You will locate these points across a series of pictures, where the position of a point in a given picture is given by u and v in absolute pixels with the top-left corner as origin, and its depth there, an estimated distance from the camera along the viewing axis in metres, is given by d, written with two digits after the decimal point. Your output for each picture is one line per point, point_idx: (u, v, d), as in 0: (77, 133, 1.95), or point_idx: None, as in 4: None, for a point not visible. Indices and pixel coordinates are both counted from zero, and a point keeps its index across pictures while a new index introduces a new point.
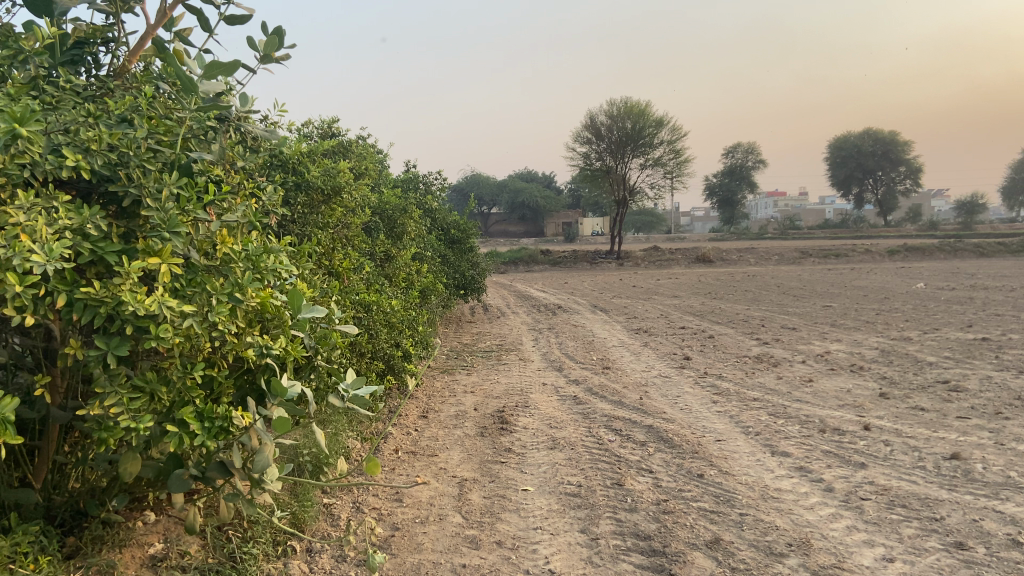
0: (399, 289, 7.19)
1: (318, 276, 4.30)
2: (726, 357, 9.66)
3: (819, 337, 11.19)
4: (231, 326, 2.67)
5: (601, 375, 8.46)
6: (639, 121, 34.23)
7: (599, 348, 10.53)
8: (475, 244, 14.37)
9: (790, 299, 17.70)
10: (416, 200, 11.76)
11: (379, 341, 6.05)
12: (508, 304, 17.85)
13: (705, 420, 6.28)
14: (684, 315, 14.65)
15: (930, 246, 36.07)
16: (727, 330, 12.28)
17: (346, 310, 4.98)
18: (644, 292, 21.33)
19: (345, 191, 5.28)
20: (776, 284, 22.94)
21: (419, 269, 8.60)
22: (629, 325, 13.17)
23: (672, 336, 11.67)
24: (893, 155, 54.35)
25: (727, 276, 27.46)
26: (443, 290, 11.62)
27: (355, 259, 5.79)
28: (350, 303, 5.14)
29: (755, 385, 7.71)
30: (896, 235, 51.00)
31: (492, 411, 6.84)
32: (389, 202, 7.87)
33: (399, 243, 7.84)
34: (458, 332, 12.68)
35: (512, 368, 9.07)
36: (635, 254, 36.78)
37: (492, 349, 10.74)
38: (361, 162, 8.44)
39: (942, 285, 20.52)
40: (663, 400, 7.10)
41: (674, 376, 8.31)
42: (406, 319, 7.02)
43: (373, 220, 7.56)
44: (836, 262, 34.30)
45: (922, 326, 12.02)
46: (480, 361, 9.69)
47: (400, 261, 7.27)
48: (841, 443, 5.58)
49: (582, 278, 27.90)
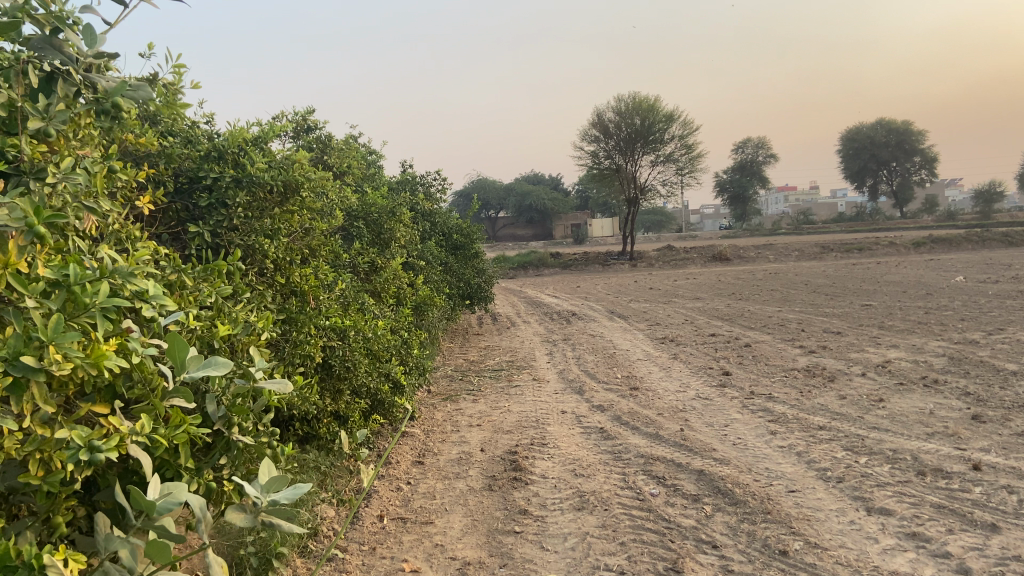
0: (386, 308, 6.02)
1: (246, 305, 3.12)
2: (772, 370, 8.41)
3: (870, 343, 9.90)
4: (13, 418, 1.49)
5: (630, 398, 7.23)
6: (649, 117, 32.98)
7: (623, 363, 9.30)
8: (481, 249, 13.21)
9: (824, 299, 16.38)
10: (413, 204, 10.61)
11: (359, 375, 4.88)
12: (519, 313, 16.66)
13: (769, 461, 5.03)
14: (711, 320, 13.41)
15: (957, 236, 34.58)
16: (763, 337, 11.01)
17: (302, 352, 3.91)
18: (663, 294, 20.10)
19: (304, 189, 4.12)
20: (802, 283, 21.64)
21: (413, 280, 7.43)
22: (653, 334, 11.93)
23: (703, 346, 10.43)
24: (910, 145, 52.86)
25: (748, 274, 26.15)
26: (444, 302, 10.45)
27: (325, 275, 4.61)
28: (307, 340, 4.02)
29: (816, 408, 6.45)
30: (916, 227, 49.47)
31: (503, 452, 5.62)
32: (374, 204, 6.68)
33: (386, 252, 6.64)
34: (465, 347, 11.49)
35: (525, 392, 7.86)
36: (649, 254, 35.52)
37: (502, 367, 9.51)
38: (342, 160, 7.26)
39: (983, 279, 19.17)
40: (709, 432, 5.86)
41: (716, 398, 7.07)
42: (396, 344, 5.85)
43: (352, 226, 6.41)
44: (859, 256, 32.89)
45: (984, 325, 10.71)
46: (489, 383, 8.49)
47: (388, 270, 6.08)
48: (951, 491, 4.32)
49: (596, 282, 26.65)
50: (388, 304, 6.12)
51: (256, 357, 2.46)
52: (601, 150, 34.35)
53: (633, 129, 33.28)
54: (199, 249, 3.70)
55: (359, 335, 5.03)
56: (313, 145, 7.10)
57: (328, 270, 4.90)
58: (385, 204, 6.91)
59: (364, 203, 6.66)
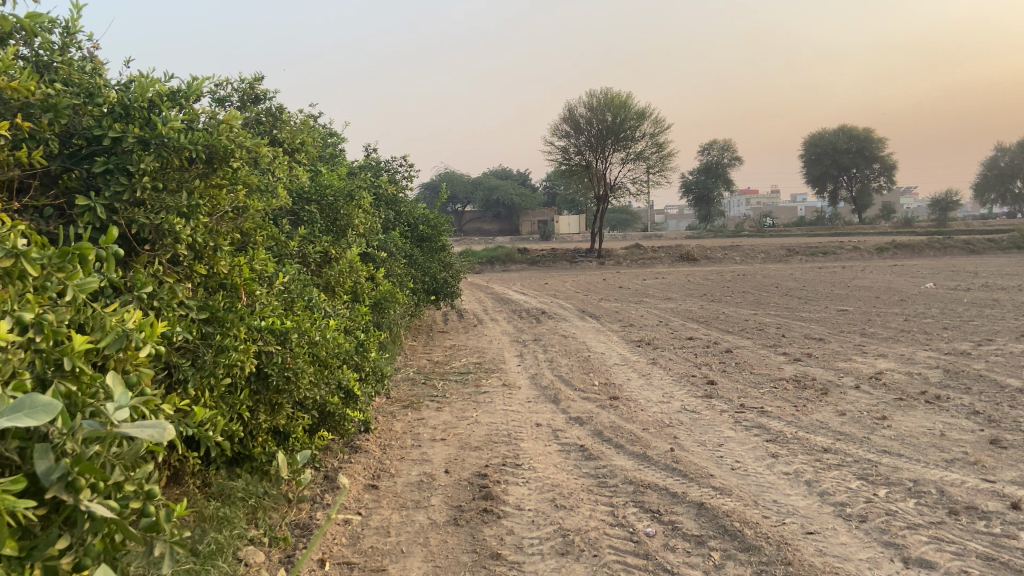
0: (337, 306, 5.24)
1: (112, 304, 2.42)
2: (759, 379, 7.81)
3: (858, 352, 9.38)
4: None
5: (610, 410, 6.54)
6: (620, 113, 32.46)
7: (598, 367, 8.64)
8: (448, 241, 12.45)
9: (800, 302, 15.96)
10: (375, 190, 9.80)
11: (302, 387, 4.10)
12: (485, 309, 15.91)
13: (777, 493, 4.38)
14: (686, 323, 12.83)
15: (920, 242, 34.80)
16: (744, 342, 10.44)
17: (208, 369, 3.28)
18: (634, 293, 19.56)
19: (233, 159, 3.40)
20: (773, 284, 21.28)
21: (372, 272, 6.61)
22: (628, 336, 11.31)
23: (682, 350, 9.82)
24: (873, 151, 53.39)
25: (717, 275, 25.82)
26: (407, 298, 9.68)
27: (261, 265, 3.91)
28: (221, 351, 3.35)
29: (817, 427, 5.85)
30: (878, 232, 49.94)
31: (471, 473, 4.90)
32: (329, 185, 5.85)
33: (342, 242, 5.87)
34: (428, 346, 10.72)
35: (494, 400, 7.12)
36: (616, 253, 35.04)
37: (467, 370, 8.77)
38: (295, 136, 6.44)
39: (954, 285, 19.01)
40: (703, 453, 5.20)
41: (704, 412, 6.42)
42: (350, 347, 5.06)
43: (301, 210, 5.58)
44: (825, 259, 32.86)
45: (971, 335, 10.30)
46: (454, 388, 7.74)
47: (342, 258, 5.27)
48: (996, 537, 3.72)
49: (564, 279, 26.03)
50: (342, 305, 5.33)
51: (116, 390, 1.80)
52: (571, 145, 33.76)
53: (604, 125, 32.73)
54: (89, 228, 2.92)
55: (310, 337, 4.27)
56: (262, 117, 6.26)
57: (267, 260, 4.13)
58: (343, 185, 6.09)
59: (316, 183, 5.83)
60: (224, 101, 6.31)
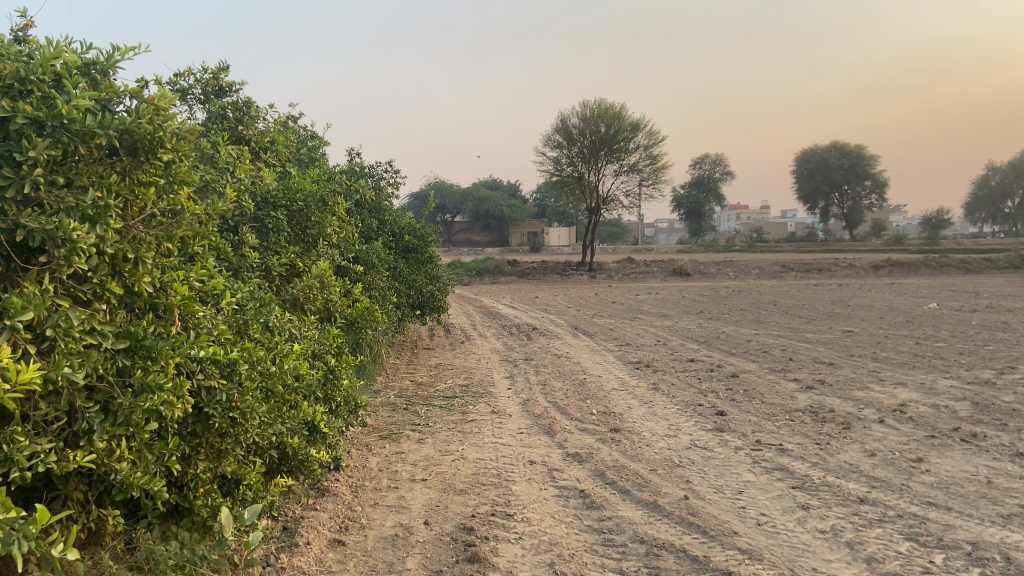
0: (301, 330, 4.54)
1: None
2: (773, 410, 7.16)
3: (873, 380, 8.76)
4: None
5: (612, 445, 5.87)
6: (614, 125, 31.96)
7: (595, 393, 7.97)
8: (435, 253, 11.76)
9: (802, 322, 15.37)
10: (358, 197, 9.13)
11: (252, 429, 3.39)
12: (473, 324, 15.24)
13: (817, 559, 3.71)
14: (685, 342, 12.20)
15: (915, 260, 34.49)
16: (749, 366, 9.80)
17: (120, 414, 2.63)
18: (628, 309, 18.94)
19: (157, 147, 2.75)
20: (770, 302, 20.74)
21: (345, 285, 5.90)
22: (625, 357, 10.65)
23: (685, 374, 9.18)
24: (865, 169, 53.22)
25: (712, 291, 25.28)
26: (389, 313, 9.01)
27: (200, 280, 3.23)
28: (131, 389, 2.69)
29: (847, 471, 5.20)
30: (869, 249, 49.71)
31: (454, 525, 4.20)
32: (299, 188, 5.14)
33: (311, 253, 5.18)
34: (412, 365, 10.03)
35: (482, 430, 6.43)
36: (608, 266, 34.50)
37: (454, 393, 8.09)
38: (265, 134, 5.76)
39: (957, 306, 18.52)
40: (722, 503, 4.53)
41: (718, 449, 5.76)
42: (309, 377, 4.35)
43: (264, 215, 4.87)
44: (819, 276, 32.41)
45: (990, 362, 9.73)
46: (438, 415, 7.04)
47: (308, 270, 4.53)
48: None
49: (554, 292, 25.38)
50: (307, 328, 4.61)
51: None
52: (564, 156, 33.22)
53: (597, 136, 32.21)
54: None
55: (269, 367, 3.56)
56: (228, 112, 5.57)
57: (209, 276, 3.43)
58: (315, 188, 5.39)
59: (285, 185, 5.12)
60: (186, 93, 5.63)
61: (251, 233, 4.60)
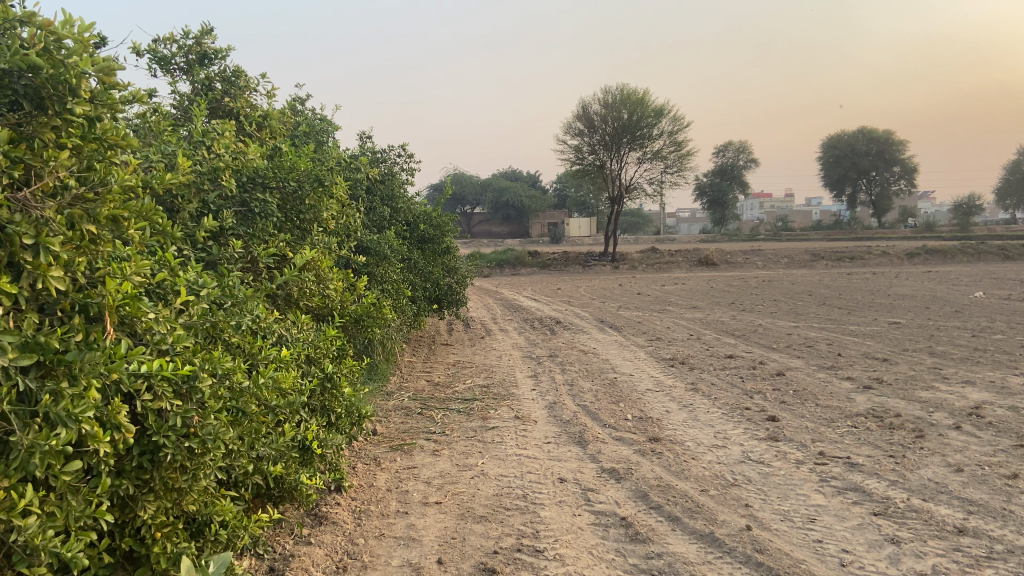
0: (290, 332, 3.86)
1: None
2: (831, 415, 6.39)
3: (937, 378, 7.94)
4: None
5: (654, 458, 5.15)
6: (637, 111, 31.06)
7: (630, 395, 7.24)
8: (453, 243, 11.07)
9: (843, 314, 14.49)
10: (368, 183, 8.47)
11: (217, 460, 2.70)
12: (494, 318, 14.54)
13: None
14: (720, 337, 11.42)
15: (951, 248, 33.25)
16: (794, 363, 9.01)
17: (17, 453, 1.96)
18: (656, 301, 18.14)
19: (55, 80, 2.11)
20: (806, 292, 19.82)
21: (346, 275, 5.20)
22: (658, 353, 9.91)
23: (725, 372, 8.42)
24: (893, 154, 51.72)
25: (741, 281, 24.37)
26: (403, 308, 8.35)
27: (143, 273, 2.54)
28: (33, 421, 2.01)
29: (933, 493, 4.44)
30: (899, 237, 48.37)
31: (473, 566, 3.49)
32: (292, 166, 4.44)
33: (303, 241, 4.48)
34: (428, 363, 9.36)
35: (506, 440, 5.74)
36: (631, 256, 33.66)
37: (474, 395, 7.39)
38: (258, 107, 5.09)
39: (1006, 295, 17.50)
40: (792, 535, 3.81)
41: (777, 464, 5.02)
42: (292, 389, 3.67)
43: (250, 198, 4.18)
44: (851, 265, 31.33)
45: None
46: (457, 421, 6.36)
47: (292, 258, 3.81)
48: None
49: (578, 283, 24.61)
50: (295, 331, 3.93)
51: None
52: (585, 144, 32.39)
53: (619, 123, 31.33)
54: None
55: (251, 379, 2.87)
56: (213, 84, 4.90)
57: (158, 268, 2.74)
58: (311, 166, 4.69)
59: (275, 162, 4.42)
60: (167, 63, 4.97)
61: (230, 218, 3.93)
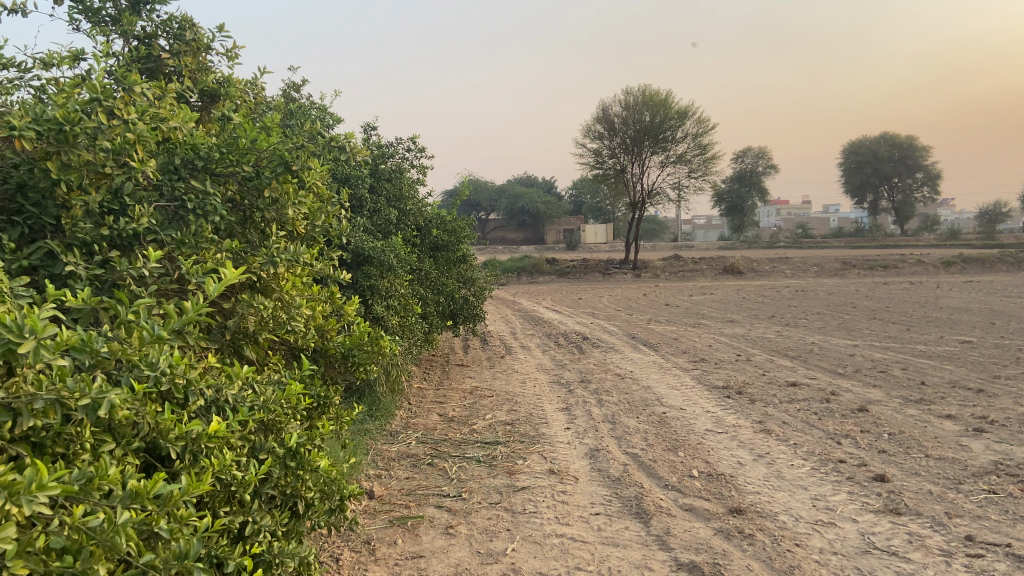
0: (232, 390, 2.58)
1: None
2: (955, 474, 5.00)
3: None
4: None
5: (747, 545, 3.81)
6: (659, 112, 29.70)
7: (688, 439, 5.88)
8: (469, 251, 9.76)
9: (901, 330, 13.03)
10: (370, 180, 7.20)
11: None
12: (514, 333, 13.23)
13: None
14: (773, 358, 10.02)
15: (990, 257, 31.53)
16: (873, 393, 7.62)
17: None
18: (687, 314, 16.73)
19: None
20: (848, 305, 18.31)
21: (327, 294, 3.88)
22: (706, 379, 8.55)
23: (795, 407, 7.04)
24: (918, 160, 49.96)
25: (772, 291, 22.91)
26: (410, 328, 7.07)
27: None
28: None
29: None
30: (928, 244, 46.59)
31: None
32: (246, 141, 3.15)
33: (259, 246, 3.15)
34: (441, 391, 8.04)
35: (541, 508, 4.41)
36: (653, 264, 32.22)
37: (497, 437, 6.06)
38: (221, 73, 3.85)
39: None
40: None
41: (919, 559, 3.66)
42: (224, 483, 2.39)
43: (181, 190, 2.91)
44: (886, 274, 29.71)
45: None
46: (476, 476, 5.03)
47: (226, 275, 2.51)
48: None
49: (599, 293, 23.23)
50: (239, 385, 2.64)
51: None
52: (605, 147, 31.07)
53: (641, 126, 29.99)
54: None
55: (111, 511, 1.66)
56: (151, 38, 3.65)
57: None
58: (279, 141, 3.37)
59: (222, 137, 3.14)
60: (92, 10, 3.72)
61: (140, 220, 2.68)
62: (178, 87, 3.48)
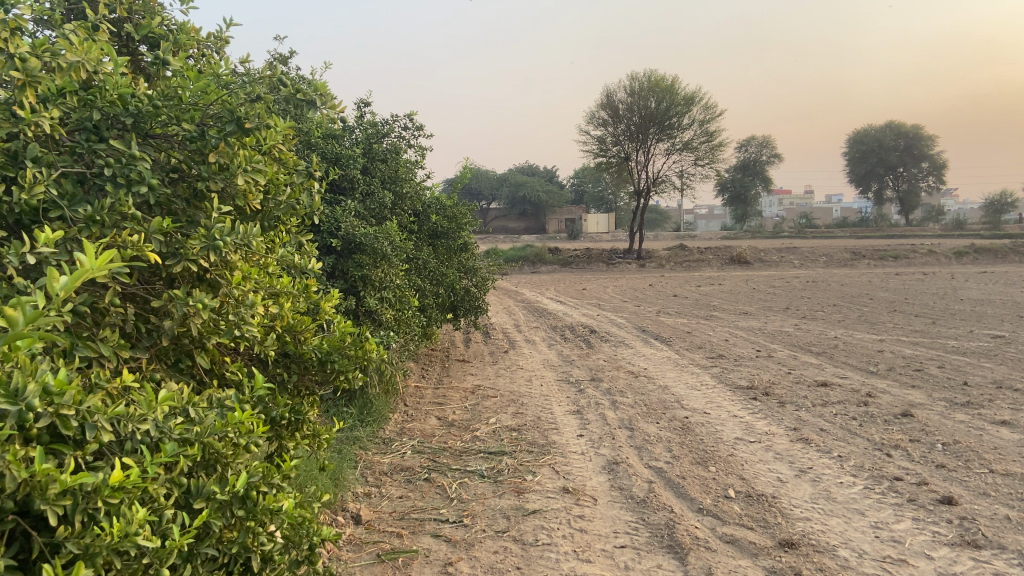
0: (155, 418, 1.93)
1: None
2: None
3: None
4: None
5: None
6: (665, 98, 28.92)
7: (718, 450, 5.23)
8: (471, 239, 9.07)
9: (927, 323, 12.35)
10: (362, 161, 6.50)
11: None
12: (517, 325, 12.55)
13: None
14: (796, 354, 9.35)
15: (1003, 247, 30.83)
16: (913, 395, 6.96)
17: None
18: (698, 306, 16.05)
19: None
20: (864, 296, 17.62)
21: (298, 287, 3.17)
22: (728, 378, 7.89)
23: (831, 411, 6.38)
24: (920, 151, 48.86)
25: (783, 282, 22.21)
26: (407, 322, 6.39)
27: None
28: None
29: None
30: (937, 233, 45.87)
31: None
32: (185, 91, 2.48)
33: (205, 221, 2.43)
34: (440, 390, 7.38)
35: (557, 537, 3.76)
36: (658, 253, 31.49)
37: (503, 446, 5.41)
38: (174, 18, 3.16)
39: None
40: None
41: None
42: (134, 551, 1.73)
43: (100, 154, 2.25)
44: (896, 264, 29.02)
45: None
46: (480, 495, 4.38)
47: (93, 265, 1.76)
48: None
49: (604, 283, 22.52)
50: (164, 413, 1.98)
51: None
52: (609, 135, 30.30)
53: (646, 112, 29.22)
54: None
55: None
56: None
57: None
58: (235, 91, 2.66)
59: (157, 90, 2.48)
60: None
61: (36, 191, 2.01)
62: (103, 21, 2.77)
